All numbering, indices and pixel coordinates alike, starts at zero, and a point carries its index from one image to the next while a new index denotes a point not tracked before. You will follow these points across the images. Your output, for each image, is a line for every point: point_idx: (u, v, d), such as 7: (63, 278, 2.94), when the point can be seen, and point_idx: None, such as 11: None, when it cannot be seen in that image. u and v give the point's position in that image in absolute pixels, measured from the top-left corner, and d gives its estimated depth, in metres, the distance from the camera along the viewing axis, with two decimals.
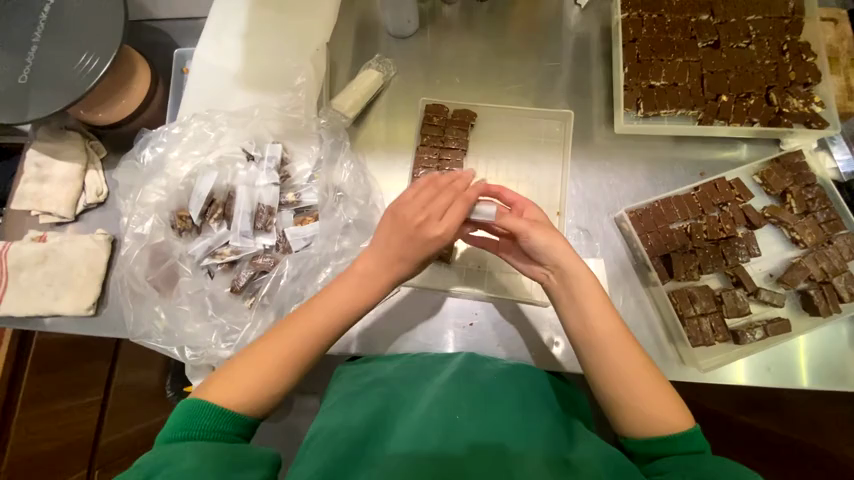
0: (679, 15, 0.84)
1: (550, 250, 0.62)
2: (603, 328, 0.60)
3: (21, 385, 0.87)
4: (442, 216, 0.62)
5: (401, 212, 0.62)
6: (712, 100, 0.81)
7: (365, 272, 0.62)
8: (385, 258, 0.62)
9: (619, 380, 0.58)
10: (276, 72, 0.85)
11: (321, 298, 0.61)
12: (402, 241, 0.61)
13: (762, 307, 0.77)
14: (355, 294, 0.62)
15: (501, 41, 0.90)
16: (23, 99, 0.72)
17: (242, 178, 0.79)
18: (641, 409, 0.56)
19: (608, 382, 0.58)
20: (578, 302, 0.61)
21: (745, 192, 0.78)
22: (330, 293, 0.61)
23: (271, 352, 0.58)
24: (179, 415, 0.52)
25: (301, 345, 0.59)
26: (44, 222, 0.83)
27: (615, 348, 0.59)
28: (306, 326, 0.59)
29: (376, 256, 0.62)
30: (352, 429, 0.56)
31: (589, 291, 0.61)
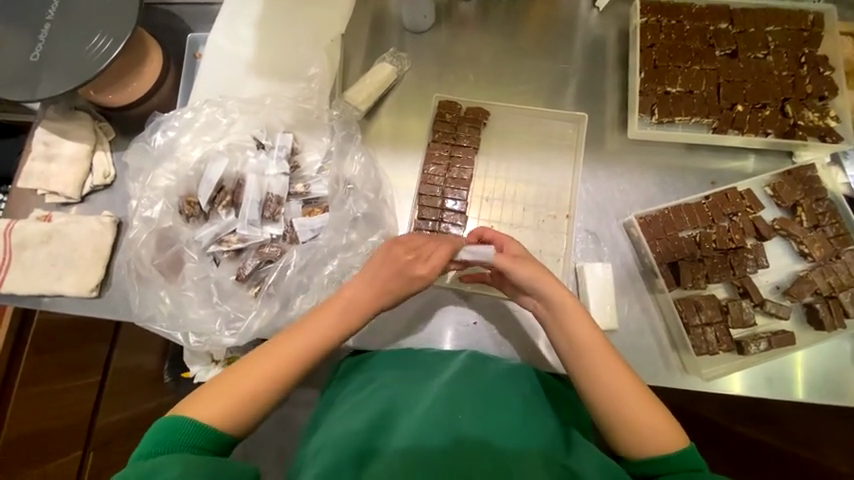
0: (697, 22, 0.84)
1: (546, 286, 0.65)
2: (590, 346, 0.61)
3: (19, 368, 0.87)
4: (429, 257, 0.65)
5: (394, 247, 0.65)
6: (728, 109, 0.81)
7: (357, 301, 0.63)
8: (376, 285, 0.64)
9: (609, 394, 0.59)
10: (290, 63, 0.85)
11: (311, 321, 0.61)
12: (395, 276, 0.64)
13: (767, 319, 0.77)
14: (342, 317, 0.62)
15: (517, 40, 0.89)
16: (34, 78, 0.71)
17: (251, 166, 0.79)
18: (631, 418, 0.57)
19: (599, 397, 0.59)
20: (569, 325, 0.63)
21: (756, 203, 0.77)
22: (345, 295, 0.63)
23: (254, 373, 0.58)
24: (158, 431, 0.53)
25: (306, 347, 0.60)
26: (51, 201, 0.83)
27: (601, 369, 0.60)
28: (289, 352, 0.59)
29: (369, 287, 0.63)
30: (355, 437, 0.55)
31: (571, 313, 0.63)
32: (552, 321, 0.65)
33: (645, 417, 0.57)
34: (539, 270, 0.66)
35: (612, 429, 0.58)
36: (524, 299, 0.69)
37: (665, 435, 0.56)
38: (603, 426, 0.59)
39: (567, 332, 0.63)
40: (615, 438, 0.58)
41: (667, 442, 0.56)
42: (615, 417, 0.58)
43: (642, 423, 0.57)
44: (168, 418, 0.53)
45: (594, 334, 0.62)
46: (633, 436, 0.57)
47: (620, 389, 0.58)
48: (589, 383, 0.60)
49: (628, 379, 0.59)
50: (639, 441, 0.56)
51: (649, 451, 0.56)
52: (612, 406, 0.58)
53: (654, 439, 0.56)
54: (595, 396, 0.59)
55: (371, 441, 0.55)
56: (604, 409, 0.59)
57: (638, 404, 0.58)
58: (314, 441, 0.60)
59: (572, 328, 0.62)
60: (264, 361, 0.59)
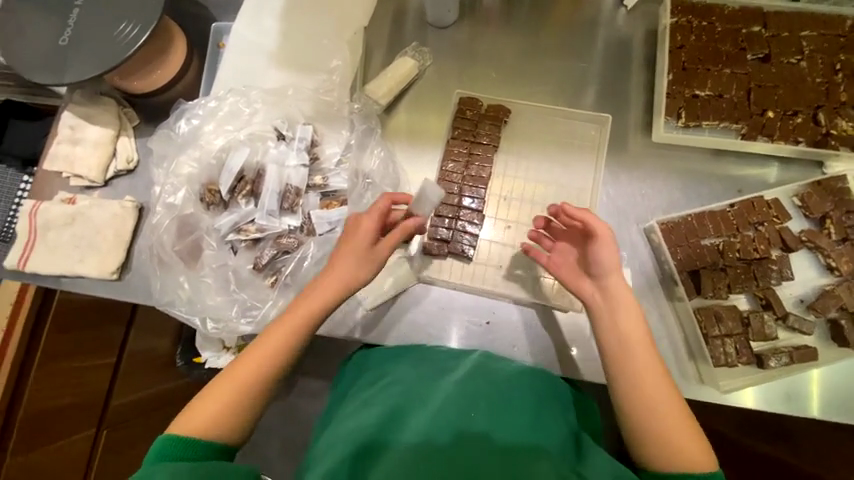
0: (730, 24, 0.81)
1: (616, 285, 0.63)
2: (631, 348, 0.61)
3: (39, 344, 0.95)
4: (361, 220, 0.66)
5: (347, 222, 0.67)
6: (758, 115, 0.78)
7: (322, 294, 0.63)
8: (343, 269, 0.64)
9: (642, 400, 0.58)
10: (312, 54, 0.84)
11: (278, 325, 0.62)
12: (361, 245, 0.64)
13: (789, 333, 0.75)
14: (306, 315, 0.62)
15: (541, 38, 0.88)
16: (63, 62, 0.72)
17: (271, 157, 0.79)
18: (660, 427, 0.57)
19: (630, 403, 0.59)
20: (625, 327, 0.62)
21: (783, 214, 0.75)
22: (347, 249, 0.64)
23: (228, 386, 0.58)
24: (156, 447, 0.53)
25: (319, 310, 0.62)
26: (75, 184, 0.84)
27: (644, 374, 0.59)
28: (259, 357, 0.59)
29: (331, 288, 0.63)
30: (364, 434, 0.55)
31: (630, 317, 0.62)
32: (609, 320, 0.63)
33: (675, 426, 0.56)
34: (617, 268, 0.64)
35: (639, 435, 0.58)
36: (583, 286, 0.66)
37: (692, 446, 0.56)
38: (629, 432, 0.59)
39: (619, 332, 0.61)
40: (640, 446, 0.58)
41: (696, 455, 0.55)
42: (646, 423, 0.57)
43: (673, 433, 0.56)
44: (159, 439, 0.53)
45: (647, 343, 0.61)
46: (662, 446, 0.56)
47: (655, 394, 0.58)
48: (624, 386, 0.60)
49: (667, 387, 0.59)
50: (668, 451, 0.56)
51: (678, 461, 0.55)
52: (642, 413, 0.58)
53: (682, 451, 0.55)
54: (626, 400, 0.59)
55: (380, 438, 0.55)
56: (632, 412, 0.58)
57: (673, 413, 0.57)
58: (327, 434, 0.61)
59: (629, 333, 0.61)
60: (236, 372, 0.59)
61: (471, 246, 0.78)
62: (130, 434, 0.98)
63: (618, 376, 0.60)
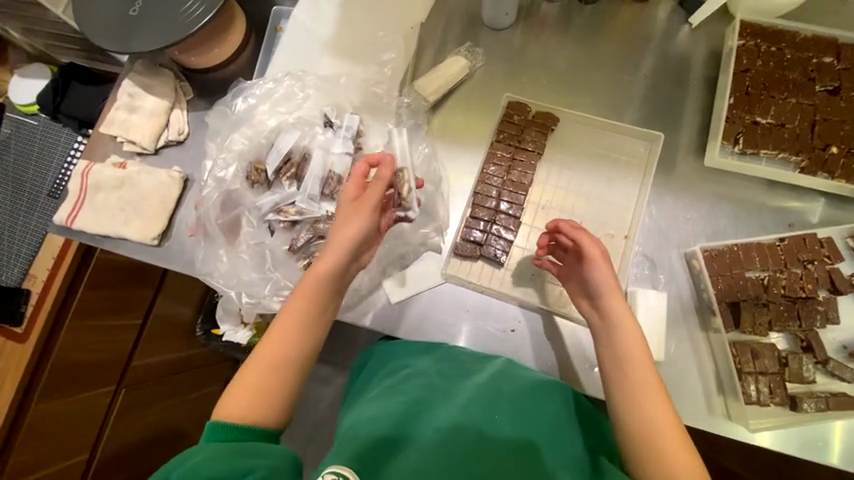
0: (800, 52, 0.78)
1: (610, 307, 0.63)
2: (634, 369, 0.60)
3: (77, 292, 0.93)
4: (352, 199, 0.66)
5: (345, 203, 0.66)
6: (820, 149, 0.75)
7: (314, 277, 0.62)
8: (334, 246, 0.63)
9: (641, 423, 0.57)
10: (367, 45, 0.85)
11: (282, 316, 0.61)
12: (352, 218, 0.64)
13: (827, 379, 0.71)
14: (309, 303, 0.61)
15: (598, 48, 0.86)
16: (132, 31, 0.75)
17: (318, 142, 0.80)
18: (657, 450, 0.55)
19: (631, 423, 0.57)
20: (624, 345, 0.61)
21: (836, 254, 0.72)
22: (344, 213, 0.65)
23: (264, 373, 0.58)
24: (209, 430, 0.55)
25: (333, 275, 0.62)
26: (127, 150, 0.87)
27: (643, 397, 0.58)
28: (278, 343, 0.60)
29: (323, 274, 0.62)
30: (385, 421, 0.57)
31: (629, 337, 0.61)
32: (613, 341, 0.62)
33: (672, 450, 0.54)
34: (617, 291, 0.63)
35: (634, 455, 0.57)
36: (582, 304, 0.67)
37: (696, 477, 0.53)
38: (630, 453, 0.57)
39: (618, 352, 0.61)
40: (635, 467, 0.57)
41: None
42: (644, 446, 0.56)
43: (672, 456, 0.54)
44: (207, 426, 0.54)
45: (644, 365, 0.60)
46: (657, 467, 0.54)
47: (658, 413, 0.57)
48: (622, 403, 0.59)
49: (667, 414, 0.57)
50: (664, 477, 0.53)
51: None
52: (639, 435, 0.56)
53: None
54: (623, 416, 0.58)
55: (400, 426, 0.56)
56: (633, 435, 0.57)
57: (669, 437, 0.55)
58: (348, 419, 0.61)
59: (628, 355, 0.60)
60: (263, 357, 0.59)
61: (504, 252, 0.77)
62: (147, 395, 1.07)
63: (614, 391, 0.60)
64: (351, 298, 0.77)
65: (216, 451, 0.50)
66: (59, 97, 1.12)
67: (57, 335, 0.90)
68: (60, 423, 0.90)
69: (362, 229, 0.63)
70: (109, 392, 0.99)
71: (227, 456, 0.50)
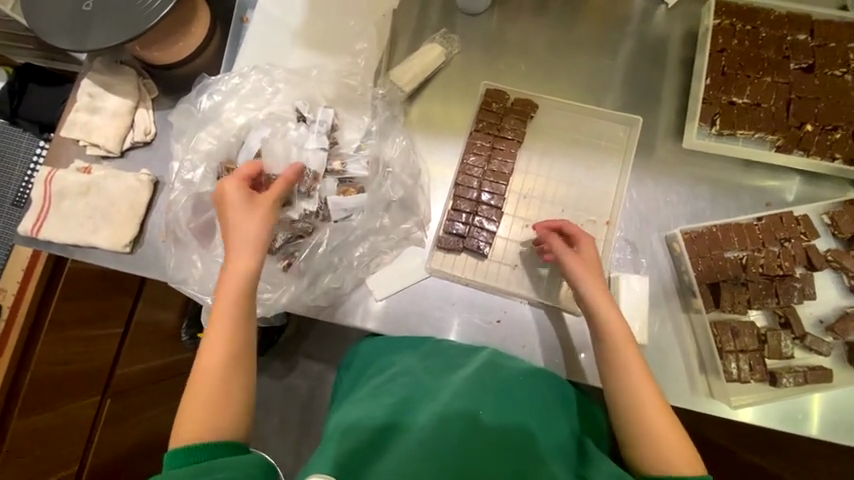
0: (774, 30, 0.78)
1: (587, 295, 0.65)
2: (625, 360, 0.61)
3: (51, 304, 0.90)
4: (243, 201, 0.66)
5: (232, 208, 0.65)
6: (795, 127, 0.76)
7: (235, 285, 0.62)
8: (244, 252, 0.63)
9: (636, 410, 0.59)
10: (338, 34, 0.82)
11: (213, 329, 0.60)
12: (247, 216, 0.65)
13: (805, 353, 0.73)
14: (228, 310, 0.61)
15: (575, 31, 0.84)
16: (86, 27, 0.70)
17: (291, 138, 0.77)
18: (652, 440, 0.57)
19: (626, 413, 0.60)
20: (610, 327, 0.63)
21: (811, 231, 0.73)
22: (234, 215, 0.65)
23: (218, 377, 0.58)
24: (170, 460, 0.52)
25: (244, 276, 0.62)
26: (91, 154, 0.83)
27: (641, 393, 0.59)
28: (215, 355, 0.59)
29: (238, 287, 0.62)
30: (372, 422, 0.55)
31: (613, 318, 0.63)
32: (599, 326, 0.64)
33: (667, 440, 0.57)
34: (600, 295, 0.64)
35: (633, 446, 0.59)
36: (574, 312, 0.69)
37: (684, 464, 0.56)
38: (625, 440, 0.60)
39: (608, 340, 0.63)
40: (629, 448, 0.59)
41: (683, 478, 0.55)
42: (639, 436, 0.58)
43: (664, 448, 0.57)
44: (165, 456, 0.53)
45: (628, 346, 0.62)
46: (651, 457, 0.57)
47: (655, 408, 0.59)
48: (615, 396, 0.61)
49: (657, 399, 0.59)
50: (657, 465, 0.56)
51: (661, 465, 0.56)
52: (637, 427, 0.59)
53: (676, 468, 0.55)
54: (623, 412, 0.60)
55: (385, 426, 0.55)
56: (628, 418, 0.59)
57: (662, 426, 0.58)
58: (335, 421, 0.60)
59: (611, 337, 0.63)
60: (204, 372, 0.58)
61: (487, 243, 0.77)
62: (133, 404, 1.02)
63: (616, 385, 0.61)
64: (333, 298, 0.75)
65: (172, 473, 0.49)
66: (16, 100, 1.06)
67: (31, 346, 0.88)
68: (41, 441, 0.85)
69: (260, 227, 0.65)
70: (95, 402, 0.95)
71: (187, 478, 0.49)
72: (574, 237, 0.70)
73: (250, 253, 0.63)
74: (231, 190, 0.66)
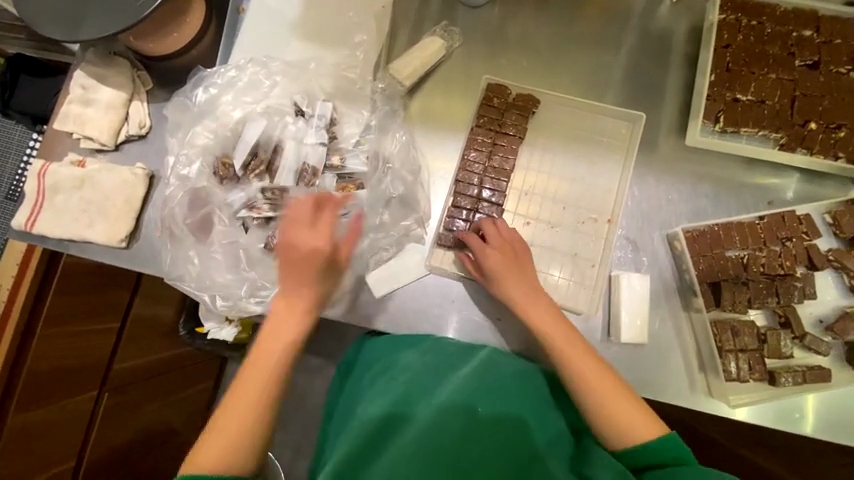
0: (780, 26, 0.77)
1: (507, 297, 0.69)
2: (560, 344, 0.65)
3: (46, 299, 0.84)
4: (313, 226, 0.63)
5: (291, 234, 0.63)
6: (799, 125, 0.75)
7: (281, 349, 0.60)
8: (293, 314, 0.61)
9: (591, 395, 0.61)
10: (337, 26, 0.80)
11: (247, 376, 0.58)
12: (297, 282, 0.61)
13: (804, 352, 0.73)
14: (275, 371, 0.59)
15: (577, 25, 0.83)
16: (77, 17, 0.68)
17: (290, 133, 0.76)
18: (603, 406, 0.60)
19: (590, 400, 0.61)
20: (521, 305, 0.68)
21: (814, 230, 0.73)
22: (288, 275, 0.61)
23: (241, 415, 0.56)
24: None
25: (296, 337, 0.61)
26: (85, 147, 0.82)
27: (596, 374, 0.62)
28: (250, 405, 0.57)
29: (279, 347, 0.60)
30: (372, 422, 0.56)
31: (523, 300, 0.68)
32: (513, 304, 0.69)
33: (630, 419, 0.60)
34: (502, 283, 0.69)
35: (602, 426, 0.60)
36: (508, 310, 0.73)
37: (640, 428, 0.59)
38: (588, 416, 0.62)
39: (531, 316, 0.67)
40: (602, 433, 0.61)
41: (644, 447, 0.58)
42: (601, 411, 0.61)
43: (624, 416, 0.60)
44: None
45: (546, 312, 0.67)
46: (612, 433, 0.60)
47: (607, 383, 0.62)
48: (590, 385, 0.62)
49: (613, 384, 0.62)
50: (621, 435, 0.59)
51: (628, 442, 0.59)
52: (600, 407, 0.61)
53: (635, 436, 0.59)
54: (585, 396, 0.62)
55: (384, 426, 0.55)
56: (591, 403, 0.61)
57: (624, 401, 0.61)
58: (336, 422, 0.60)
59: (530, 311, 0.67)
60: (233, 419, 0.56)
61: None
62: (131, 398, 1.02)
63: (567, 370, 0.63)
64: (331, 295, 0.74)
65: None
66: (7, 92, 1.03)
67: (25, 344, 0.82)
68: (36, 438, 0.84)
69: (309, 305, 0.61)
70: (92, 398, 0.94)
71: None
72: (479, 258, 0.71)
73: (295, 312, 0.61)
74: (297, 242, 0.62)
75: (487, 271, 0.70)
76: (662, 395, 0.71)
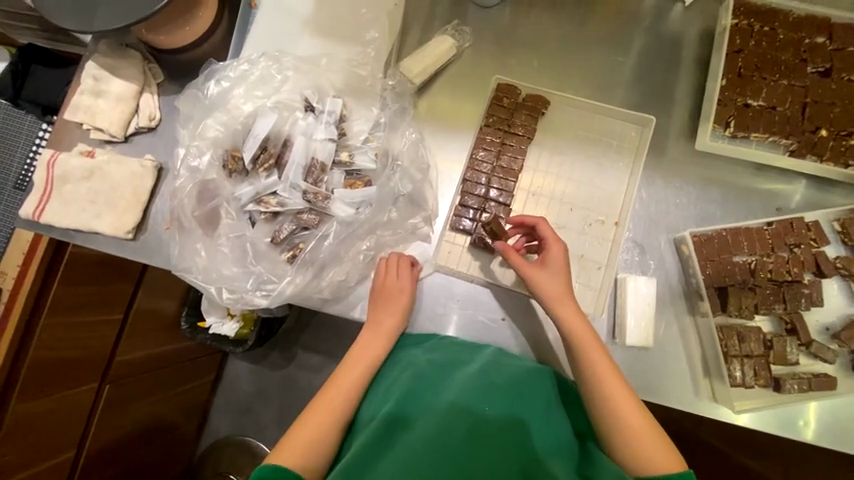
0: (792, 32, 0.76)
1: (542, 293, 0.67)
2: (580, 343, 0.64)
3: (50, 291, 0.84)
4: (399, 273, 0.70)
5: (384, 286, 0.69)
6: (810, 132, 0.75)
7: (363, 360, 0.66)
8: (379, 337, 0.68)
9: (610, 404, 0.60)
10: (349, 23, 0.80)
11: (338, 379, 0.65)
12: (386, 314, 0.69)
13: (810, 360, 0.73)
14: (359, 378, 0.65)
15: (589, 27, 0.83)
16: (90, 6, 0.68)
17: (299, 128, 0.77)
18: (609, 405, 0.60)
19: (605, 407, 0.61)
20: (560, 314, 0.66)
21: (822, 237, 0.73)
22: (378, 308, 0.69)
23: (321, 422, 0.61)
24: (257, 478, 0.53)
25: (379, 351, 0.67)
26: (95, 138, 0.82)
27: (604, 376, 0.62)
28: (331, 407, 0.62)
29: (362, 369, 0.66)
30: (383, 417, 0.55)
31: (569, 313, 0.66)
32: (549, 301, 0.66)
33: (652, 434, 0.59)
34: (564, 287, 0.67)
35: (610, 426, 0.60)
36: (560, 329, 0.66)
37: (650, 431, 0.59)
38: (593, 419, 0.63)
39: (565, 322, 0.65)
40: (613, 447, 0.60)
41: (658, 452, 0.58)
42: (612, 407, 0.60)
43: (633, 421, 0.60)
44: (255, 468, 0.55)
45: (580, 321, 0.65)
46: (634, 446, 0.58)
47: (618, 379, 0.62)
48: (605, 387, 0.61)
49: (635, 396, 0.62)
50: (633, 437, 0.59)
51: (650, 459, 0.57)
52: (612, 412, 0.60)
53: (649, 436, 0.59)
54: (596, 400, 0.61)
55: (397, 422, 0.55)
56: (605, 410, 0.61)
57: (630, 401, 0.61)
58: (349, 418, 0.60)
59: (560, 308, 0.66)
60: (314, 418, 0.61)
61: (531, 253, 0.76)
62: (133, 390, 1.02)
63: (583, 374, 0.63)
64: (338, 291, 0.73)
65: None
66: (19, 80, 1.05)
67: (30, 331, 0.82)
68: (35, 428, 0.83)
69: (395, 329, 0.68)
70: (94, 389, 0.94)
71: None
72: (545, 246, 0.69)
73: (381, 337, 0.68)
74: (385, 286, 0.69)
75: (549, 260, 0.68)
76: (666, 399, 0.71)
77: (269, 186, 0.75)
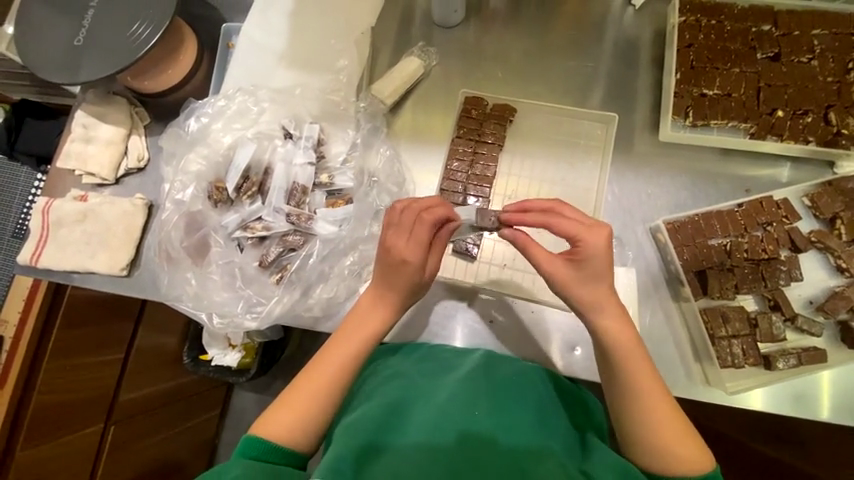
0: (739, 23, 0.81)
1: (579, 286, 0.61)
2: (621, 342, 0.59)
3: (51, 335, 0.86)
4: (410, 233, 0.63)
5: (393, 245, 0.63)
6: (767, 114, 0.78)
7: (352, 343, 0.63)
8: (370, 320, 0.64)
9: (643, 408, 0.58)
10: (320, 54, 0.85)
11: (326, 363, 0.62)
12: (386, 289, 0.64)
13: (798, 335, 0.74)
14: (348, 357, 0.62)
15: (548, 36, 0.87)
16: (76, 61, 0.72)
17: (279, 155, 0.80)
18: (618, 383, 0.60)
19: (637, 410, 0.58)
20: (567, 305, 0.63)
21: (793, 213, 0.75)
22: (382, 278, 0.65)
23: (307, 406, 0.59)
24: (246, 447, 0.56)
25: (375, 334, 0.64)
26: (87, 182, 0.86)
27: (640, 381, 0.58)
28: (316, 391, 0.60)
29: (353, 351, 0.63)
30: (372, 427, 0.55)
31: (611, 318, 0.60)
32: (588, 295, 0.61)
33: (673, 431, 0.57)
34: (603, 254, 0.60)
35: (634, 425, 0.58)
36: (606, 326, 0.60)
37: (662, 413, 0.57)
38: (606, 402, 0.62)
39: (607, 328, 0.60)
40: (633, 446, 0.58)
41: (682, 446, 0.56)
42: (624, 389, 0.59)
43: (658, 417, 0.57)
44: (242, 440, 0.57)
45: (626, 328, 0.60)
46: (662, 453, 0.56)
47: (629, 357, 0.59)
48: (640, 389, 0.58)
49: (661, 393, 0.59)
50: (642, 414, 0.58)
51: (672, 458, 0.55)
52: (643, 416, 0.58)
53: (658, 418, 0.57)
54: (627, 399, 0.59)
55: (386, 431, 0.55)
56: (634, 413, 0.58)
57: (656, 396, 0.58)
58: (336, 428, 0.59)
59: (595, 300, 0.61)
60: (300, 396, 0.60)
61: (475, 244, 0.79)
62: (137, 429, 1.02)
63: (619, 377, 0.59)
64: (327, 309, 0.75)
65: (242, 464, 0.52)
66: (13, 134, 1.10)
67: (33, 379, 0.84)
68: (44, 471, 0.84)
69: (393, 306, 0.65)
70: (99, 430, 0.94)
71: (260, 471, 0.52)
72: (580, 240, 0.60)
73: (378, 311, 0.65)
74: (392, 247, 0.63)
75: (585, 248, 0.60)
76: None
77: (253, 212, 0.78)
